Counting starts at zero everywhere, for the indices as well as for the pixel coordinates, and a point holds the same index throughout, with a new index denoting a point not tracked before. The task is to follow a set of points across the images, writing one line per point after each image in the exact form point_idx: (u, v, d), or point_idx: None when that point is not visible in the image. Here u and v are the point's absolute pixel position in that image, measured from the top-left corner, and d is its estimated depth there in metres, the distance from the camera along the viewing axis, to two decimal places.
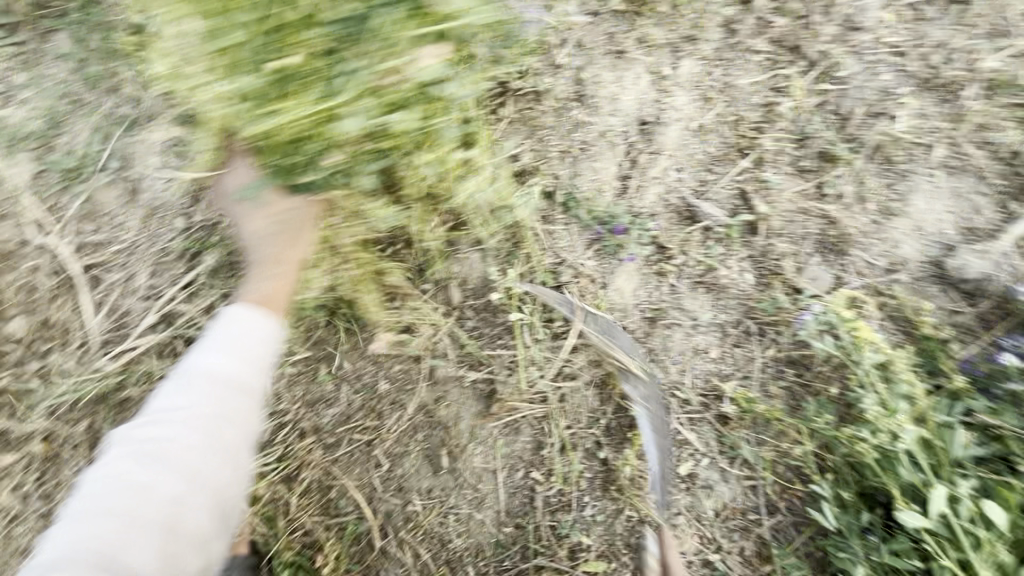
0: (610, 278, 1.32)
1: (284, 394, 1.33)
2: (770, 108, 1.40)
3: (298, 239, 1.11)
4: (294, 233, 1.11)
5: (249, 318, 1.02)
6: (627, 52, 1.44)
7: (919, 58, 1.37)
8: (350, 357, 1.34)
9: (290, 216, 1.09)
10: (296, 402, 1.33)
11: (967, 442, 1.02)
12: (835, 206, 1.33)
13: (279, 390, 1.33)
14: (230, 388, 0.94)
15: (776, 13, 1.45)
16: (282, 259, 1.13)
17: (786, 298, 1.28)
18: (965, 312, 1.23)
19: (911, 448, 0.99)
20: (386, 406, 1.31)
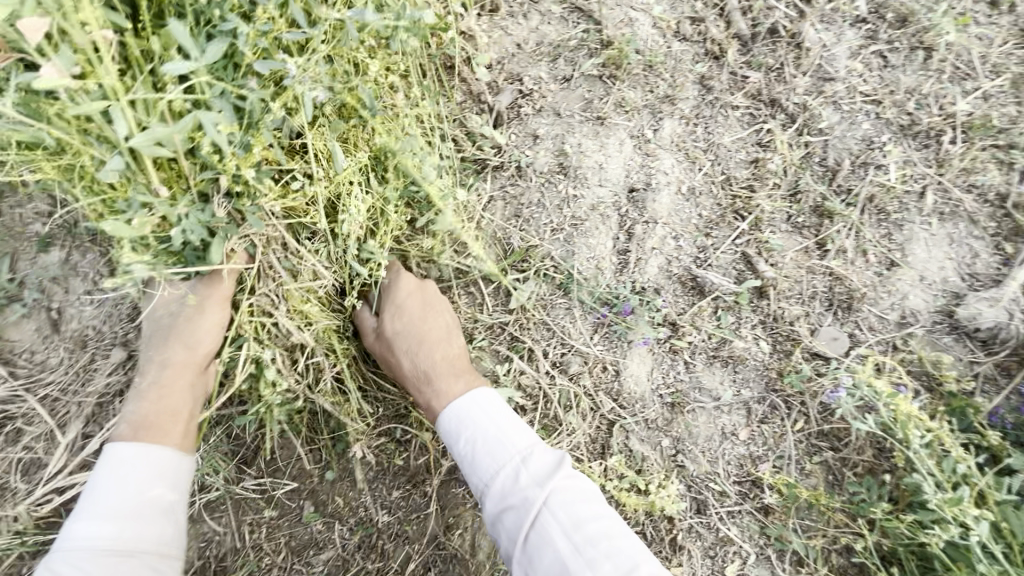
0: (622, 365, 1.22)
1: (265, 544, 1.14)
2: (758, 164, 1.36)
3: (196, 322, 1.03)
4: (178, 334, 1.03)
5: (124, 463, 0.93)
6: (606, 117, 1.37)
7: (893, 104, 1.37)
8: (340, 490, 1.16)
9: (197, 324, 1.03)
10: (279, 551, 1.14)
11: None
12: (838, 261, 1.29)
13: (260, 541, 1.14)
14: (118, 556, 0.85)
15: (748, 67, 1.43)
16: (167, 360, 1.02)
17: (807, 366, 1.21)
18: (984, 362, 1.20)
19: (984, 539, 0.93)
20: (392, 543, 1.15)
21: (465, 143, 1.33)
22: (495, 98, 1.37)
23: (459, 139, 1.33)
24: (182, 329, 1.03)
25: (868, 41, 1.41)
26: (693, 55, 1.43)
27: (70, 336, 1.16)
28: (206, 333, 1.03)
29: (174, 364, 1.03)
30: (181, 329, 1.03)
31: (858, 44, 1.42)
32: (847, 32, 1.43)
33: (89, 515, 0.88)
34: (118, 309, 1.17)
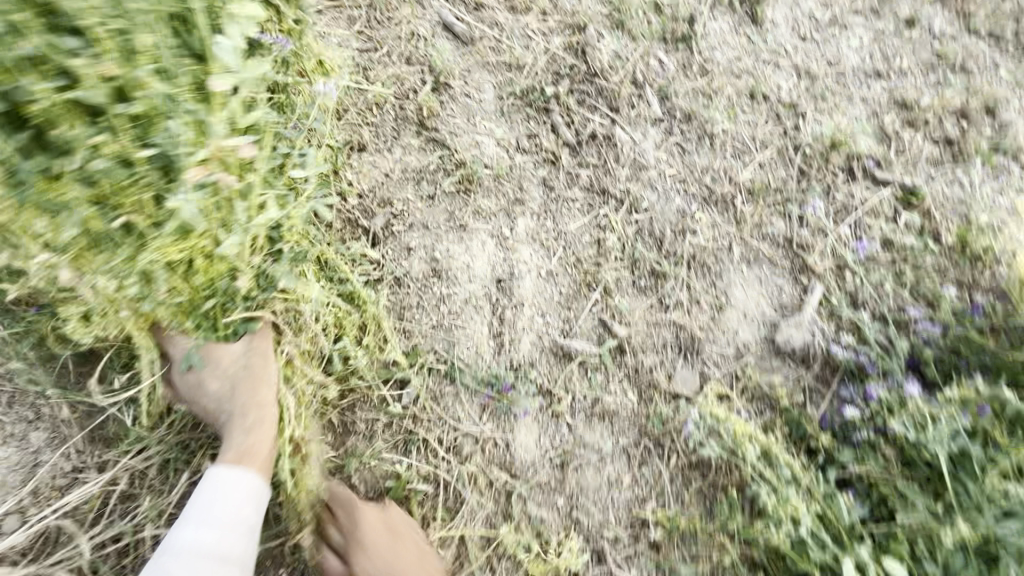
0: (511, 438, 1.35)
1: None
2: (600, 243, 1.62)
3: (264, 377, 1.29)
4: (254, 378, 1.28)
5: (232, 480, 1.16)
6: (468, 224, 1.60)
7: (695, 182, 1.69)
8: None
9: (257, 368, 1.29)
10: None
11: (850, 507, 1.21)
12: (679, 312, 1.53)
13: None
14: (214, 557, 1.07)
15: (580, 166, 1.73)
16: (263, 404, 1.26)
17: (668, 407, 1.39)
18: (806, 375, 1.43)
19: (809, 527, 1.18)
20: None
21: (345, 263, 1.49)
22: (370, 222, 1.57)
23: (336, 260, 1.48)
24: (245, 376, 1.27)
25: (667, 134, 1.77)
26: (533, 163, 1.72)
27: None
28: (265, 377, 1.29)
29: (265, 402, 1.27)
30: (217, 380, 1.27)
31: (660, 138, 1.77)
32: (650, 129, 1.78)
33: (203, 521, 1.10)
34: (55, 459, 1.30)
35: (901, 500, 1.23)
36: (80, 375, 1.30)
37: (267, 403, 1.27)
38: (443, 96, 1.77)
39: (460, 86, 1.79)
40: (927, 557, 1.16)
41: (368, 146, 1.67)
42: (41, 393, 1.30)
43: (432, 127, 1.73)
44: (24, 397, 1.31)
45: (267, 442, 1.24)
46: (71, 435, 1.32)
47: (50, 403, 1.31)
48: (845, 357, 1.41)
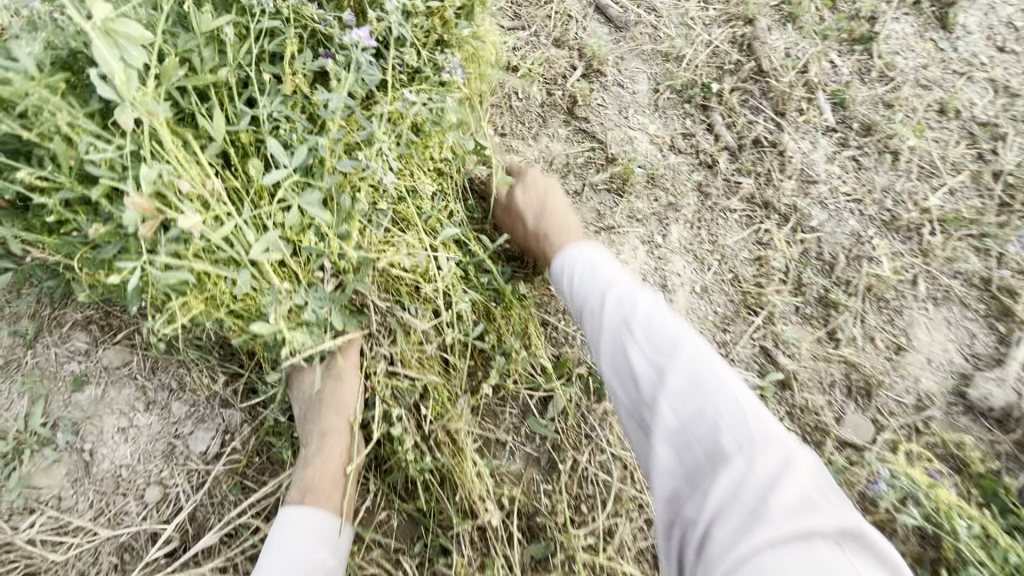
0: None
1: None
2: (762, 262, 1.46)
3: (333, 403, 1.14)
4: (322, 406, 1.14)
5: (296, 528, 1.04)
6: (617, 227, 1.48)
7: (874, 203, 1.51)
8: None
9: (328, 392, 1.15)
10: None
11: None
12: (850, 349, 1.36)
13: None
14: None
15: (740, 174, 1.58)
16: (328, 431, 1.13)
17: (842, 457, 1.24)
18: (1005, 440, 1.25)
19: None
20: None
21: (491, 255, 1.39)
22: None
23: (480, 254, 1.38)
24: (315, 403, 1.15)
25: (841, 147, 1.59)
26: (688, 166, 1.58)
27: (103, 479, 1.13)
28: (337, 402, 1.15)
29: (337, 429, 1.14)
30: (301, 405, 1.16)
31: (832, 150, 1.59)
32: (821, 139, 1.61)
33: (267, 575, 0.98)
34: (155, 443, 1.16)
35: None
36: (200, 353, 1.18)
37: (338, 432, 1.14)
38: (595, 83, 1.65)
39: (613, 74, 1.66)
40: None
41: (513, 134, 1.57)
42: (152, 369, 1.19)
43: (582, 117, 1.60)
44: (125, 370, 1.18)
45: (334, 476, 1.11)
46: (174, 419, 1.18)
47: (157, 382, 1.18)
48: None
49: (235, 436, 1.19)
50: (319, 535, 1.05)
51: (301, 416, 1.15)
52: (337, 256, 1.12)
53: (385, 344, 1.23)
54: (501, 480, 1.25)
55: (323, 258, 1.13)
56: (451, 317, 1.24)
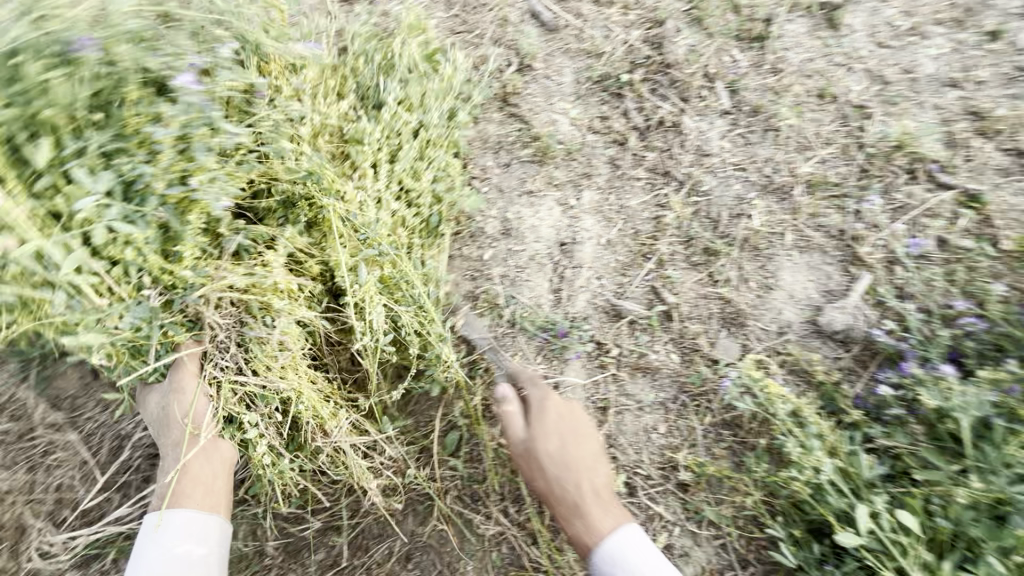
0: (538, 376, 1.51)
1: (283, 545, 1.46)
2: (658, 219, 1.75)
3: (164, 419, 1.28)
4: (170, 415, 1.28)
5: (153, 529, 1.19)
6: (537, 191, 1.77)
7: (756, 171, 1.79)
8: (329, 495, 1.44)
9: (170, 407, 1.28)
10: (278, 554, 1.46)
11: (872, 465, 1.30)
12: (727, 288, 1.64)
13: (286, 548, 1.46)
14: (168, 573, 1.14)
15: (646, 150, 1.87)
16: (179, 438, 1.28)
17: (708, 369, 1.51)
18: (845, 356, 1.51)
19: (829, 476, 1.26)
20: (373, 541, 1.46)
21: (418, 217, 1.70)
22: None
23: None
24: (159, 418, 1.29)
25: (733, 126, 1.88)
26: (603, 143, 1.87)
27: (102, 385, 1.59)
28: (172, 417, 1.28)
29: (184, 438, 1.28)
30: (157, 415, 1.31)
31: (725, 129, 1.88)
32: (717, 120, 1.90)
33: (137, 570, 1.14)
34: None
35: (922, 467, 1.32)
36: None
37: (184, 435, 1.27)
38: (527, 77, 1.96)
39: (543, 69, 1.97)
40: (940, 514, 1.25)
41: None
42: None
43: (514, 104, 1.91)
44: None
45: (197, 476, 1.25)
46: None
47: None
48: (886, 342, 1.47)
49: None
50: (177, 521, 1.20)
51: (159, 423, 1.30)
52: (200, 271, 1.24)
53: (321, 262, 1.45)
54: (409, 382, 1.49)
55: (143, 274, 1.19)
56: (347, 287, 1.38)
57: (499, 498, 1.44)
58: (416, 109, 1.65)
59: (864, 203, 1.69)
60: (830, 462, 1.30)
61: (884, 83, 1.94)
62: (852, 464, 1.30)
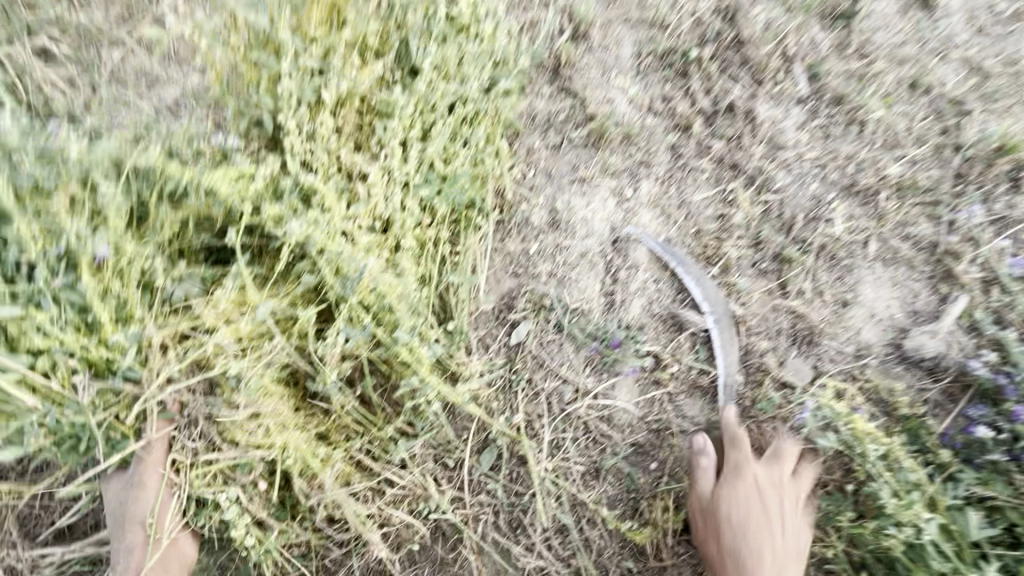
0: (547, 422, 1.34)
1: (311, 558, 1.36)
2: (724, 219, 1.56)
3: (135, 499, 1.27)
4: (129, 513, 1.28)
5: None
6: (590, 178, 1.58)
7: (836, 168, 1.59)
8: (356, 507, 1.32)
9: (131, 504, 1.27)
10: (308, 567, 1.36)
11: (980, 524, 1.20)
12: (799, 301, 1.46)
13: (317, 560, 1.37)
14: None
15: (713, 138, 1.66)
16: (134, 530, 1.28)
17: (779, 394, 1.34)
18: (932, 388, 1.35)
19: (934, 537, 1.15)
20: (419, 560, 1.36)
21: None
22: None
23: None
24: (119, 510, 1.28)
25: (811, 116, 1.67)
26: (664, 128, 1.67)
27: None
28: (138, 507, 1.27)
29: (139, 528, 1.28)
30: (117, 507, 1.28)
31: (803, 119, 1.67)
32: (793, 109, 1.68)
33: None
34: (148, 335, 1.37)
35: None
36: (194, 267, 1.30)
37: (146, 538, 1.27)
38: (581, 46, 1.74)
39: (599, 38, 1.74)
40: None
41: None
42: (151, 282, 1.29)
43: (566, 77, 1.70)
44: None
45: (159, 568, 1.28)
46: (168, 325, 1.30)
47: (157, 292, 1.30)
48: (986, 375, 1.30)
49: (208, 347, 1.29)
50: None
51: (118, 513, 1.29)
52: (165, 329, 1.25)
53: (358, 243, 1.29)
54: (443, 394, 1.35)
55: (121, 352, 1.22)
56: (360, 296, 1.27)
57: (541, 523, 1.32)
58: (452, 77, 1.41)
59: (961, 213, 1.49)
60: (933, 520, 1.17)
61: (986, 73, 1.71)
62: (957, 522, 1.21)
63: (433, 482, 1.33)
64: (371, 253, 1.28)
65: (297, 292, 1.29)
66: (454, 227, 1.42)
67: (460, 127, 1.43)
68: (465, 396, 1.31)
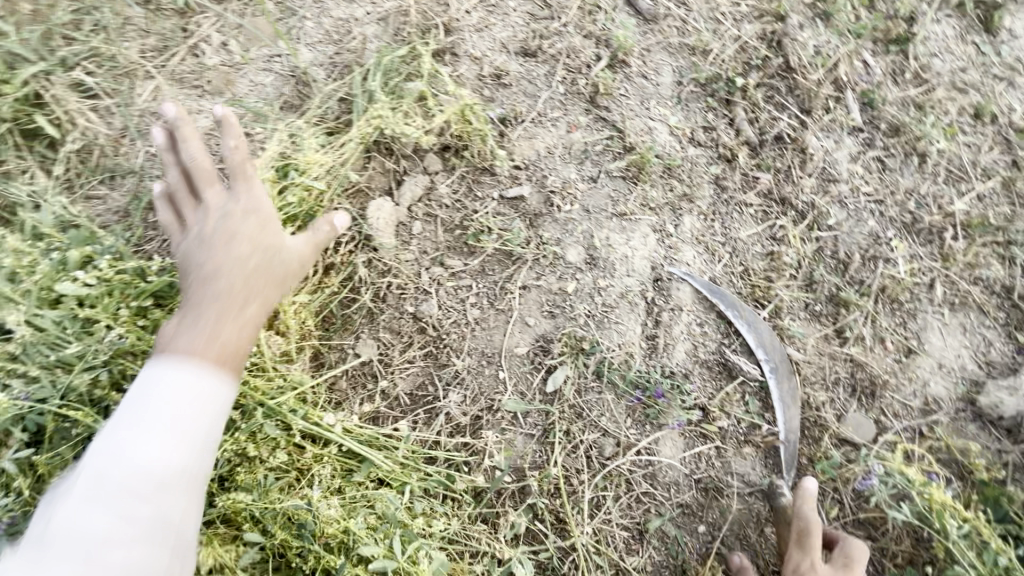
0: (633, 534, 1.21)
1: None
2: (775, 257, 1.46)
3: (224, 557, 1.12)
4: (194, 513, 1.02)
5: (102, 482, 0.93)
6: (630, 214, 1.49)
7: (896, 204, 1.49)
8: None
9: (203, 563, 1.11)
10: None
11: None
12: (857, 348, 1.35)
13: None
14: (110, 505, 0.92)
15: (759, 170, 1.57)
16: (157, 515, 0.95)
17: (839, 453, 1.25)
18: (1012, 450, 1.25)
19: None
20: None
21: (490, 241, 1.45)
22: (526, 195, 1.51)
23: (481, 237, 1.46)
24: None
25: (866, 147, 1.57)
26: (707, 158, 1.57)
27: None
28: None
29: None
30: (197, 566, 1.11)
31: (856, 150, 1.57)
32: (846, 138, 1.58)
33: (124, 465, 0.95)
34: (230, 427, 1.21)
35: None
36: None
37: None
38: (619, 73, 1.65)
39: (638, 65, 1.66)
40: None
41: (523, 112, 1.60)
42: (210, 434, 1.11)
43: (603, 105, 1.62)
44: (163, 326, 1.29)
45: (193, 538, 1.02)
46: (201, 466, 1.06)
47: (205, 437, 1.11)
48: None
49: (243, 444, 1.19)
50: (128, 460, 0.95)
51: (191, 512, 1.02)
52: None
53: (389, 309, 1.39)
54: (467, 436, 1.28)
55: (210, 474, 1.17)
56: (398, 353, 1.36)
57: None
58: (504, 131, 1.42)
59: None
60: None
61: None
62: None
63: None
64: (371, 334, 1.37)
65: (316, 437, 1.24)
66: (497, 269, 1.43)
67: (467, 181, 1.52)
68: (514, 448, 1.27)
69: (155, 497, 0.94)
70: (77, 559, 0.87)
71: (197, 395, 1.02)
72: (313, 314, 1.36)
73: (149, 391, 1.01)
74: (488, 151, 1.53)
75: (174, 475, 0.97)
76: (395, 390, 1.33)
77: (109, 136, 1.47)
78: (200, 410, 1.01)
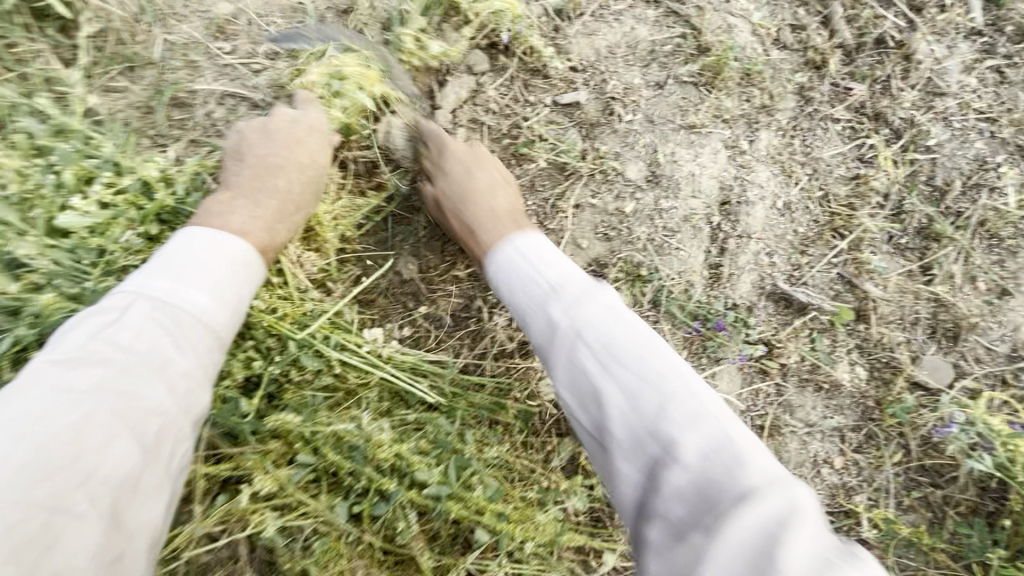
0: None
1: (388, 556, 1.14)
2: (860, 181, 1.30)
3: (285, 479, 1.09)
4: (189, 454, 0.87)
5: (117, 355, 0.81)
6: (700, 126, 1.33)
7: (1011, 123, 1.29)
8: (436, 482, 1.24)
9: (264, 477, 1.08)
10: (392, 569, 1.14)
11: None
12: (945, 287, 1.22)
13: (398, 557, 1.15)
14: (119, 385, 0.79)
15: (851, 79, 1.36)
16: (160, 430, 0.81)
17: (912, 397, 1.17)
18: None
19: None
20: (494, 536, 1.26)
21: (542, 151, 1.31)
22: (582, 101, 1.34)
23: (531, 147, 1.32)
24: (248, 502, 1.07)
25: (984, 55, 1.34)
26: (792, 65, 1.36)
27: None
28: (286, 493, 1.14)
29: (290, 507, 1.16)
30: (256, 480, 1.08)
31: (971, 58, 1.34)
32: (960, 44, 1.35)
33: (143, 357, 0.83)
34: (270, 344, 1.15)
35: None
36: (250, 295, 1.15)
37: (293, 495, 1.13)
38: None
39: None
40: None
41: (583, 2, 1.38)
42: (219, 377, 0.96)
43: None
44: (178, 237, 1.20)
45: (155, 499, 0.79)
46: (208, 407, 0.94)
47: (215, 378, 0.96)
48: None
49: (290, 364, 1.15)
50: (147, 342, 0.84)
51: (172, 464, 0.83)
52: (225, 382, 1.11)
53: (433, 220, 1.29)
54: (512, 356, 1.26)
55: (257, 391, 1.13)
56: (443, 267, 1.28)
57: None
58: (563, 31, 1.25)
59: None
60: None
61: None
62: None
63: (575, 521, 1.21)
64: (413, 245, 1.29)
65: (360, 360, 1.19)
66: (549, 185, 1.30)
67: (516, 86, 1.36)
68: None
69: (150, 450, 0.78)
70: (85, 362, 0.79)
71: (185, 331, 0.87)
72: (355, 213, 1.27)
73: (128, 327, 0.84)
74: (542, 49, 1.35)
75: (158, 421, 0.80)
76: (440, 309, 1.27)
77: (125, 20, 1.32)
78: (195, 347, 0.87)
